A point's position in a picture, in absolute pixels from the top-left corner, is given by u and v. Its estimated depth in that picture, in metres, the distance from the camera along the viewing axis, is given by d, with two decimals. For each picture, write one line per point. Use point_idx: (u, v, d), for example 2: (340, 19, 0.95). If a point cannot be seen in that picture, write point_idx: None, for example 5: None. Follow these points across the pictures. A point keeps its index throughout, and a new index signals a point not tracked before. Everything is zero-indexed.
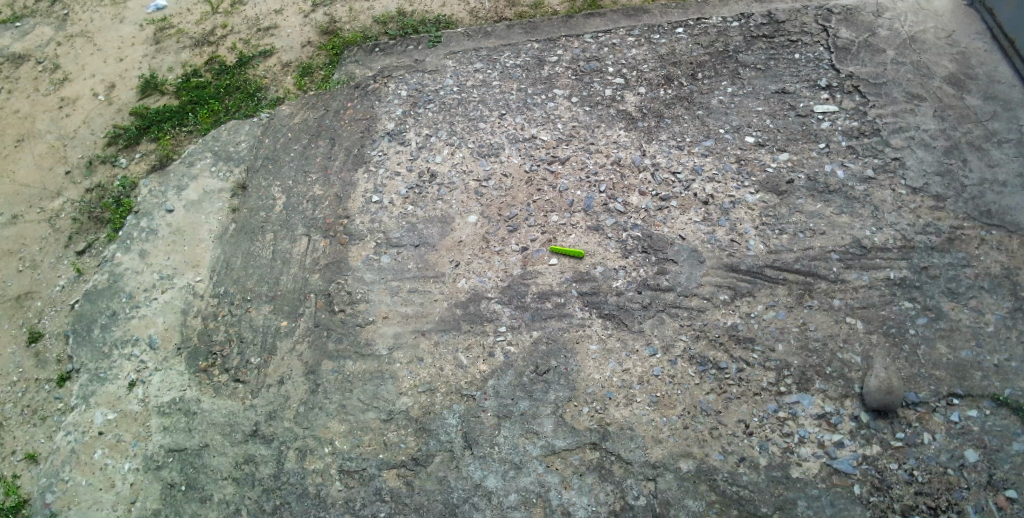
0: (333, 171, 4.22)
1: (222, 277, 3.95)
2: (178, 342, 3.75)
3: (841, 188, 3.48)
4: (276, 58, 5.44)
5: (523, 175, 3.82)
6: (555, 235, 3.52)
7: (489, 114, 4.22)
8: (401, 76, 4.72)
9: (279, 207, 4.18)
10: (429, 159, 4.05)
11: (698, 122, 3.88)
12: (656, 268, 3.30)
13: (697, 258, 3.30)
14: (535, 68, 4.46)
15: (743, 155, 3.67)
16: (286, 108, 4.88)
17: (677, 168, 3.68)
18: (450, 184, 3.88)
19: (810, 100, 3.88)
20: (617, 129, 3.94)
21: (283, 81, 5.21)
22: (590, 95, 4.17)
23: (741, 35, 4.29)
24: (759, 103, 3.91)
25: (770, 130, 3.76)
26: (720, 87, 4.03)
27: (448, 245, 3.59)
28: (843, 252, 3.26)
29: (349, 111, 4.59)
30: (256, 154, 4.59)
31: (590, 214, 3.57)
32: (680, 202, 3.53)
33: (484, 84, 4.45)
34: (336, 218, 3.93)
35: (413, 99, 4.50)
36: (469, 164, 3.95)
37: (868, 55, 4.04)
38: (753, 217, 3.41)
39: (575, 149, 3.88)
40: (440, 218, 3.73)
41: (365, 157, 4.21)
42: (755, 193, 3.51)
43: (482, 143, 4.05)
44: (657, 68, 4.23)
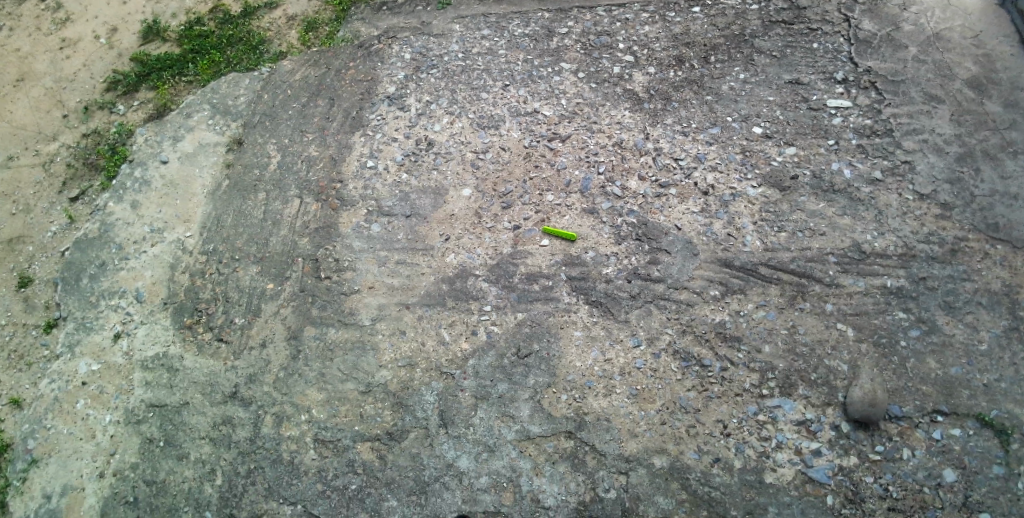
0: (330, 132, 4.13)
1: (212, 234, 3.92)
2: (164, 297, 3.75)
3: (846, 188, 3.39)
4: (281, 11, 5.34)
5: (522, 150, 3.72)
6: (549, 215, 3.44)
7: (493, 84, 4.10)
8: (406, 38, 4.58)
9: (272, 165, 4.11)
10: (428, 127, 3.96)
11: (706, 108, 3.75)
12: (648, 257, 3.22)
13: (691, 250, 3.22)
14: (544, 39, 4.32)
15: (748, 146, 3.55)
16: (288, 63, 4.77)
17: (680, 154, 3.56)
18: (446, 154, 3.78)
19: (824, 93, 3.74)
20: (622, 109, 3.82)
21: (287, 35, 5.14)
22: (597, 71, 4.04)
23: (759, 19, 4.13)
24: (770, 92, 3.77)
25: (779, 121, 3.64)
26: (732, 73, 3.89)
27: (439, 218, 3.52)
28: (841, 255, 3.19)
29: (351, 71, 4.48)
30: (254, 109, 4.51)
31: (586, 196, 3.48)
32: (679, 190, 3.43)
33: (490, 52, 4.32)
34: (329, 182, 3.86)
35: (416, 62, 4.37)
36: (468, 135, 3.85)
37: (889, 50, 3.88)
38: (753, 212, 3.32)
39: (577, 127, 3.77)
40: (434, 189, 3.64)
41: (363, 120, 4.11)
42: (757, 186, 3.40)
43: (482, 114, 3.94)
44: (668, 48, 4.08)
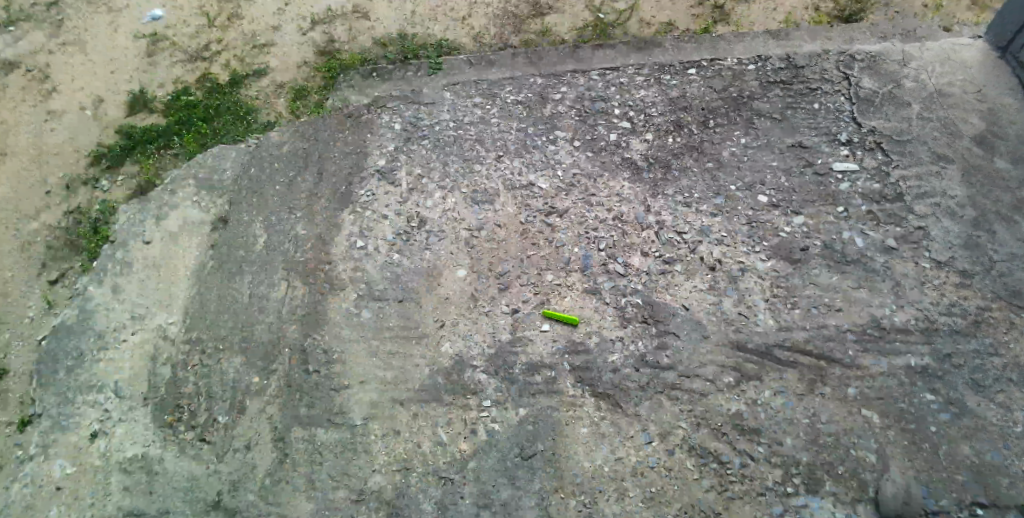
0: (320, 211, 3.94)
1: (196, 321, 3.74)
2: (145, 391, 3.54)
3: (858, 259, 3.23)
4: (270, 79, 5.26)
5: (518, 225, 3.57)
6: (549, 297, 3.27)
7: (486, 155, 3.97)
8: (397, 106, 4.45)
9: (259, 245, 3.93)
10: (420, 202, 3.80)
11: (708, 176, 3.62)
12: (656, 341, 3.04)
13: (700, 332, 3.04)
14: (537, 105, 4.22)
15: (755, 216, 3.40)
16: (276, 134, 4.59)
17: (683, 227, 3.40)
18: (440, 232, 3.62)
19: (829, 157, 3.62)
20: (621, 180, 3.69)
21: (275, 104, 5.10)
22: (594, 138, 3.94)
23: (756, 80, 4.04)
24: (773, 158, 3.65)
25: (785, 189, 3.50)
26: (732, 137, 3.78)
27: (434, 301, 3.34)
28: (860, 332, 3.01)
29: (339, 142, 4.31)
30: (241, 184, 4.35)
31: (587, 274, 3.32)
32: (685, 267, 3.26)
33: (482, 121, 4.20)
34: (318, 263, 3.68)
35: (408, 132, 4.22)
36: (461, 211, 3.70)
37: (891, 108, 3.77)
38: (763, 288, 3.15)
39: (575, 199, 3.64)
40: (427, 269, 3.47)
41: (352, 196, 3.93)
42: (766, 260, 3.24)
43: (477, 188, 3.80)
44: (666, 113, 3.98)
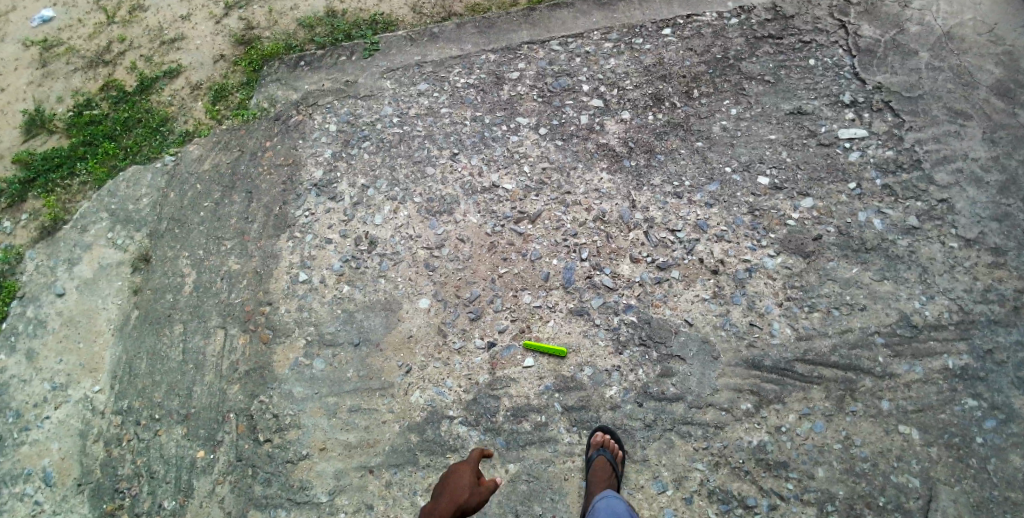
0: (251, 239, 3.47)
1: (125, 387, 3.23)
2: (77, 475, 3.04)
3: (879, 245, 2.89)
4: (185, 79, 4.63)
5: (484, 238, 3.08)
6: (530, 323, 2.80)
7: (439, 154, 3.46)
8: (329, 104, 3.93)
9: (187, 287, 3.46)
10: (367, 219, 3.28)
11: (698, 157, 3.24)
12: (659, 367, 2.62)
13: (708, 353, 2.62)
14: (492, 89, 3.72)
15: (757, 203, 3.04)
16: (194, 148, 4.16)
17: (676, 224, 2.99)
18: (394, 255, 3.11)
19: (832, 123, 3.36)
20: (599, 170, 3.24)
21: (192, 108, 4.48)
22: (561, 123, 3.48)
23: (742, 36, 3.71)
24: (771, 129, 3.34)
25: (788, 166, 3.17)
26: (722, 109, 3.44)
27: (395, 342, 2.85)
28: (888, 334, 2.64)
29: (268, 153, 3.83)
30: (161, 213, 3.87)
31: (570, 291, 2.86)
32: (682, 272, 2.84)
33: (431, 113, 3.68)
34: (256, 305, 3.20)
35: (344, 135, 3.72)
36: (416, 227, 3.18)
37: (897, 60, 3.50)
38: (776, 291, 2.76)
39: (547, 201, 3.16)
40: (384, 303, 2.97)
41: (289, 219, 3.44)
42: (775, 255, 2.86)
43: (431, 195, 3.28)
44: (642, 85, 3.58)
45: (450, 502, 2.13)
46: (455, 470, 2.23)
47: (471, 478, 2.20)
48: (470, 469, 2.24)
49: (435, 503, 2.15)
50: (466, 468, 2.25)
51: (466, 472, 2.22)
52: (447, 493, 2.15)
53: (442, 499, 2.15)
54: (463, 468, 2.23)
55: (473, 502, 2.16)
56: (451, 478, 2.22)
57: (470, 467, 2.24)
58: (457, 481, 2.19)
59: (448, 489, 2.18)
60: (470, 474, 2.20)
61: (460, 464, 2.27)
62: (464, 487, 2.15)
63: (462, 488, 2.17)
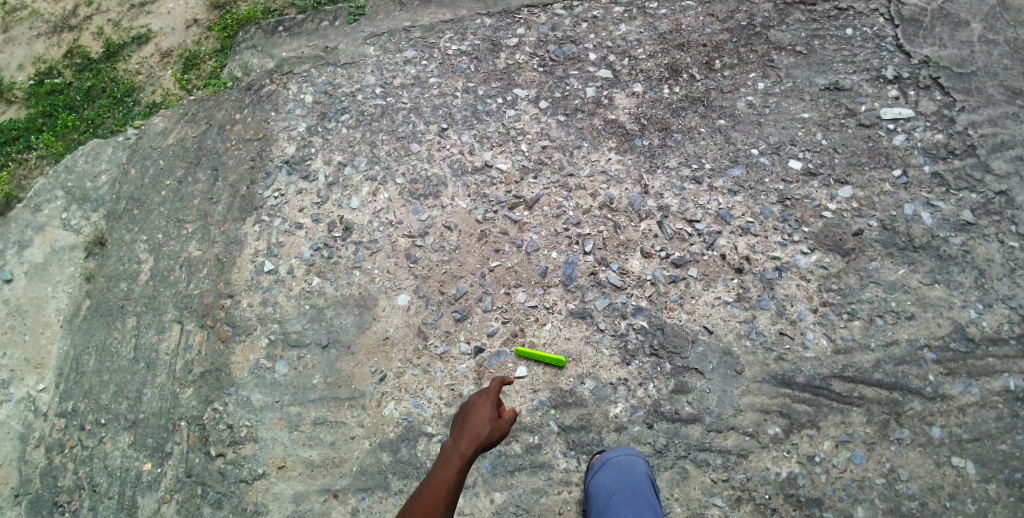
0: (214, 221, 3.09)
1: (71, 386, 2.87)
2: (15, 485, 2.69)
3: (928, 242, 2.50)
4: (154, 46, 4.41)
5: (473, 226, 2.70)
6: (524, 326, 2.43)
7: (426, 129, 3.07)
8: (305, 71, 3.54)
9: (143, 275, 3.08)
10: (342, 202, 2.90)
11: (720, 138, 2.85)
12: (673, 382, 2.25)
13: (730, 366, 2.26)
14: (487, 57, 3.31)
15: (787, 191, 2.65)
16: (158, 120, 3.77)
17: (695, 214, 2.60)
18: (371, 243, 2.73)
19: (873, 100, 2.96)
20: (606, 150, 2.86)
21: (161, 77, 4.23)
22: (564, 97, 3.08)
23: (770, 1, 3.30)
24: (804, 107, 2.94)
25: (824, 149, 2.77)
26: (748, 82, 3.04)
27: (368, 345, 2.48)
28: (940, 349, 2.27)
29: (237, 126, 3.43)
30: (120, 192, 3.48)
31: (570, 290, 2.48)
32: (701, 270, 2.46)
33: (418, 83, 3.29)
34: (215, 297, 2.82)
35: (320, 106, 3.33)
36: (397, 212, 2.80)
37: (946, 30, 3.10)
38: (809, 295, 2.38)
39: (546, 184, 2.77)
40: (358, 298, 2.60)
41: (255, 200, 3.06)
42: (809, 252, 2.48)
43: (415, 176, 2.90)
44: (656, 55, 3.18)
45: (470, 444, 1.68)
46: (471, 406, 1.77)
47: (492, 414, 1.75)
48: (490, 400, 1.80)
49: (453, 444, 1.70)
50: (484, 401, 1.80)
51: (485, 404, 1.78)
52: (466, 434, 1.70)
53: (461, 440, 1.70)
54: (481, 402, 1.77)
55: (494, 440, 1.73)
56: (468, 414, 1.78)
57: (489, 400, 1.79)
58: (474, 416, 1.75)
59: (465, 429, 1.72)
60: (490, 408, 1.75)
61: (477, 397, 1.81)
62: (484, 425, 1.71)
63: (481, 425, 1.72)
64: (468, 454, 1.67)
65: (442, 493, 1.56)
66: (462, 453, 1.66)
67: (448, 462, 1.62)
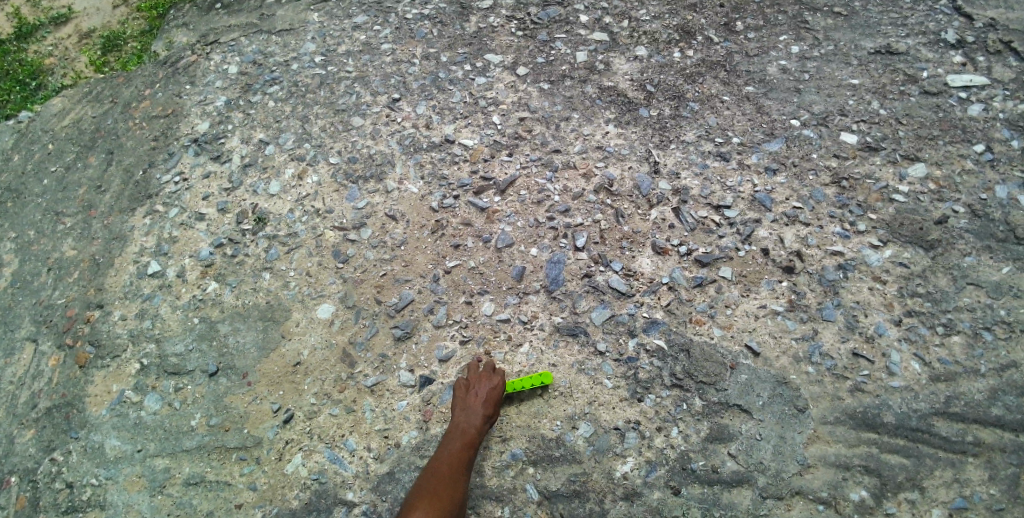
0: (97, 214, 2.39)
1: None
2: None
3: None
4: (73, 27, 3.87)
5: (426, 215, 2.02)
6: (492, 348, 1.74)
7: (372, 101, 2.41)
8: (233, 41, 2.90)
9: (3, 282, 2.35)
10: (258, 187, 2.22)
11: (750, 107, 2.22)
12: (706, 426, 1.56)
13: (787, 402, 1.57)
14: (453, 21, 2.69)
15: (841, 168, 2.03)
16: (57, 101, 3.09)
17: (723, 198, 1.95)
18: (288, 238, 2.04)
19: (936, 66, 2.39)
20: (602, 122, 2.20)
21: (74, 60, 3.66)
22: (549, 62, 2.45)
23: None
24: (850, 73, 2.35)
25: (883, 119, 2.18)
26: (778, 45, 2.45)
27: (274, 374, 1.77)
28: None
29: (143, 103, 2.77)
30: None
31: (556, 298, 1.80)
32: (736, 269, 1.79)
33: (367, 49, 2.65)
34: (81, 308, 2.09)
35: (245, 77, 2.68)
36: (327, 198, 2.12)
37: None
38: (888, 302, 1.72)
39: (524, 163, 2.11)
40: (265, 309, 1.89)
41: (151, 187, 2.37)
42: (882, 245, 1.84)
43: (353, 154, 2.23)
44: (663, 15, 2.58)
45: (479, 426, 1.55)
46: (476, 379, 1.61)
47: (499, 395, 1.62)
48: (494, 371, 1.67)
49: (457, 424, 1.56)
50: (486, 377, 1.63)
51: (487, 383, 1.61)
52: (473, 414, 1.56)
53: (468, 420, 1.56)
54: (489, 377, 1.61)
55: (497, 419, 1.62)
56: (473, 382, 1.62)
57: (495, 374, 1.63)
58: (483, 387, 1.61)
59: (471, 407, 1.57)
60: (498, 383, 1.61)
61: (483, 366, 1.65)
62: (493, 406, 1.58)
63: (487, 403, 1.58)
64: (477, 436, 1.54)
65: (449, 489, 1.45)
66: (468, 435, 1.53)
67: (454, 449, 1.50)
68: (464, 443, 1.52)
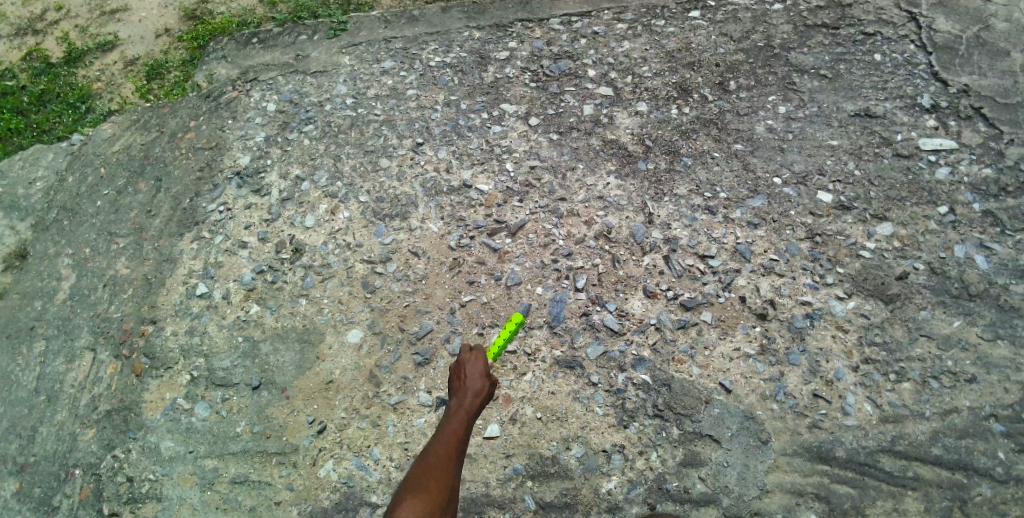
0: (149, 236, 2.66)
1: None
2: None
3: (986, 290, 2.13)
4: (118, 53, 4.16)
5: (445, 253, 2.28)
6: (500, 375, 1.99)
7: (398, 144, 2.68)
8: (271, 79, 3.19)
9: (61, 294, 2.62)
10: (296, 220, 2.49)
11: (738, 164, 2.48)
12: (682, 452, 1.80)
13: (753, 434, 1.81)
14: (473, 70, 2.97)
15: (816, 225, 2.27)
16: (107, 126, 3.37)
17: (708, 248, 2.20)
18: (322, 268, 2.31)
19: (911, 129, 2.64)
20: (604, 174, 2.46)
21: (120, 86, 3.95)
22: (558, 113, 2.71)
23: (789, 23, 3.08)
24: (832, 134, 2.61)
25: (858, 180, 2.43)
26: (767, 106, 2.71)
27: (308, 389, 2.03)
28: (1010, 420, 1.85)
29: (189, 135, 3.05)
30: (52, 201, 3.07)
31: (557, 333, 2.05)
32: (716, 314, 2.04)
33: (394, 94, 2.92)
34: (136, 323, 2.36)
35: (283, 115, 2.96)
36: (356, 233, 2.38)
37: (985, 59, 2.91)
38: (847, 349, 1.96)
39: (533, 209, 2.37)
40: (301, 331, 2.16)
41: (198, 214, 2.65)
42: (846, 297, 2.08)
43: (381, 194, 2.49)
44: (664, 74, 2.85)
45: (470, 406, 1.54)
46: (462, 361, 1.62)
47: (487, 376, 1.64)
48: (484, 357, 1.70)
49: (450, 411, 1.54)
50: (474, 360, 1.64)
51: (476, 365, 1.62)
52: (465, 396, 1.55)
53: (461, 404, 1.54)
54: (473, 355, 1.63)
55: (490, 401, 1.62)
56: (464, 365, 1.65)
57: (481, 355, 1.65)
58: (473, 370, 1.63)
59: (463, 391, 1.56)
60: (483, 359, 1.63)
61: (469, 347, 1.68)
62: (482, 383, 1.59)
63: (477, 384, 1.58)
64: (470, 415, 1.53)
65: (445, 467, 1.40)
66: (463, 418, 1.51)
67: (449, 431, 1.47)
68: (458, 424, 1.49)
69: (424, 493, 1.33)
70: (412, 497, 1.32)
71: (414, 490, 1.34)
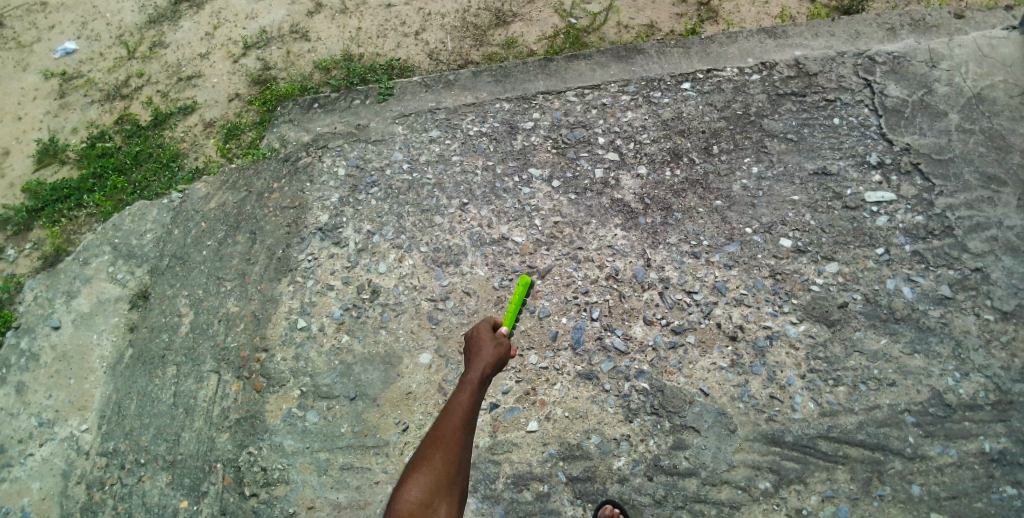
0: (252, 280, 3.37)
1: (112, 428, 3.14)
2: None
3: (909, 314, 2.75)
4: (198, 116, 4.74)
5: (491, 292, 2.98)
6: (536, 385, 2.66)
7: (448, 204, 3.37)
8: (339, 147, 3.90)
9: (183, 328, 3.33)
10: (371, 267, 3.19)
11: (718, 217, 3.14)
12: (672, 438, 2.47)
13: (724, 425, 2.48)
14: (506, 138, 3.66)
15: (778, 266, 2.93)
16: (201, 186, 4.06)
17: (693, 285, 2.86)
18: (396, 305, 3.02)
19: (858, 185, 3.20)
20: (612, 227, 3.14)
21: (204, 146, 4.53)
22: (576, 176, 3.39)
23: (764, 92, 3.63)
24: (794, 190, 3.22)
25: (812, 229, 3.05)
26: (742, 167, 3.34)
27: (394, 399, 2.76)
28: (919, 413, 2.49)
29: (275, 195, 3.75)
30: (163, 250, 3.78)
31: (578, 353, 2.72)
32: (698, 336, 2.70)
33: (442, 160, 3.62)
34: (251, 351, 3.07)
35: (352, 179, 3.67)
36: (421, 277, 3.09)
37: (926, 120, 3.39)
38: (798, 362, 2.61)
39: (558, 255, 3.05)
40: (384, 356, 2.88)
41: (291, 262, 3.35)
42: (798, 322, 2.73)
43: (438, 245, 3.19)
44: (660, 140, 3.51)
45: (474, 388, 1.85)
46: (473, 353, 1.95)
47: (485, 360, 1.96)
48: (489, 340, 2.03)
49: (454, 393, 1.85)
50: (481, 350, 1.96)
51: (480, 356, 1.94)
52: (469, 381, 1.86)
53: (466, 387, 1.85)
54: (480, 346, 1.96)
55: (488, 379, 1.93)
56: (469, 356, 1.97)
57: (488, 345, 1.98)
58: (477, 353, 1.98)
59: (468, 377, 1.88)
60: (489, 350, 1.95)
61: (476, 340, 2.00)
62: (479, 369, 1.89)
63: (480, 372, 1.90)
64: (474, 396, 1.83)
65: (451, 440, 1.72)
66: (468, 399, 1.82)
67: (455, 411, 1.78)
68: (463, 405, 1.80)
69: (432, 465, 1.67)
70: (421, 472, 1.65)
71: (424, 463, 1.67)
